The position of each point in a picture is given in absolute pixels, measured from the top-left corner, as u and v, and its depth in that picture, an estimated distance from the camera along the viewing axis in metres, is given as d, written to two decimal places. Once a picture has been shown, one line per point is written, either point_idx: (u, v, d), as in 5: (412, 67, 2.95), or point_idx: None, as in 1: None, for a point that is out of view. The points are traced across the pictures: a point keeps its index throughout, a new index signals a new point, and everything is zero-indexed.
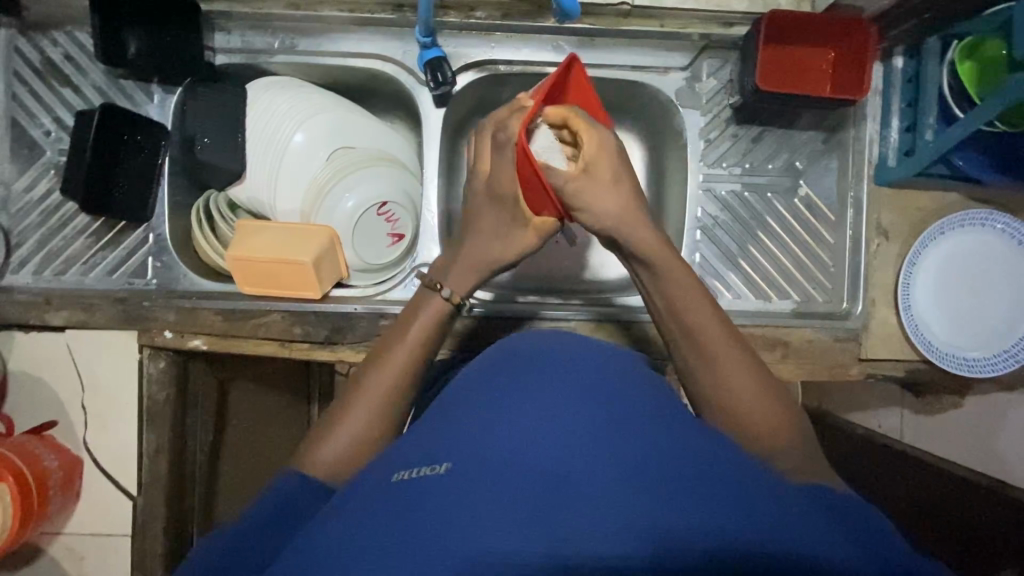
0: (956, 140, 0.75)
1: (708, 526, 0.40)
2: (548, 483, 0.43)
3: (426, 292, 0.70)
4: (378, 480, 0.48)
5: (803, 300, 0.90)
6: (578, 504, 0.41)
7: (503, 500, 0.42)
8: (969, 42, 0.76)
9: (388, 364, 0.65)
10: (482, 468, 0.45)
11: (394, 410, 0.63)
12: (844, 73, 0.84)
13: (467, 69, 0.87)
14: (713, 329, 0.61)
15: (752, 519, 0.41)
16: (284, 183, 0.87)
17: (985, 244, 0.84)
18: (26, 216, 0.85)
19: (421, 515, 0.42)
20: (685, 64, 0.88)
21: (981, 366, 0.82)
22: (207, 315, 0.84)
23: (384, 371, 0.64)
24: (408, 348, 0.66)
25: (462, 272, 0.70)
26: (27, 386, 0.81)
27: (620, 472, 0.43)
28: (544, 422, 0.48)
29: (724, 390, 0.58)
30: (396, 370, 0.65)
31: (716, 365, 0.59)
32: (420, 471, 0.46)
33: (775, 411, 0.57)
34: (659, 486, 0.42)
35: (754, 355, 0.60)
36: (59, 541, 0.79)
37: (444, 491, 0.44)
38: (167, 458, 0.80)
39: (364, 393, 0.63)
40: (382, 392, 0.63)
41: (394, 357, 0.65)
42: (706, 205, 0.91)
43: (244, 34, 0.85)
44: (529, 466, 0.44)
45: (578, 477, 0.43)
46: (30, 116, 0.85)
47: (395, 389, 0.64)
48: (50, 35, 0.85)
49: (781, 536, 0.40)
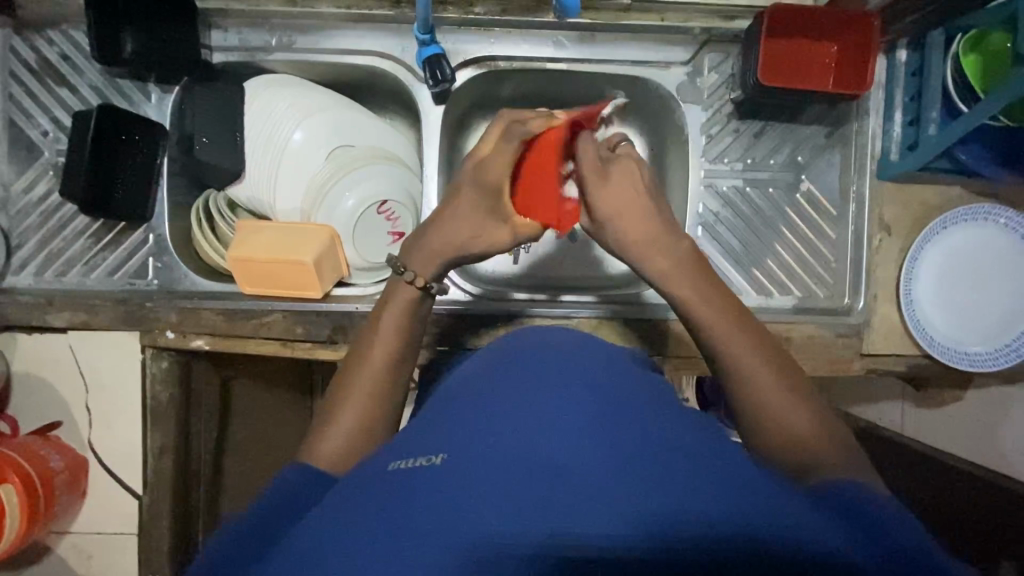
0: (959, 134, 0.74)
1: (699, 508, 0.41)
2: (546, 476, 0.43)
3: (396, 280, 0.72)
4: (376, 472, 0.49)
5: (805, 296, 0.90)
6: (573, 495, 0.42)
7: (497, 491, 0.42)
8: (974, 34, 0.76)
9: (367, 360, 0.67)
10: (480, 461, 0.45)
11: (384, 402, 0.65)
12: (847, 67, 0.82)
13: (466, 65, 0.86)
14: (743, 349, 0.61)
15: (740, 504, 0.41)
16: (284, 183, 0.87)
17: (988, 239, 0.84)
18: (26, 217, 0.85)
19: (413, 509, 0.43)
20: (686, 59, 0.88)
21: (984, 361, 0.82)
22: (207, 315, 0.84)
23: (364, 368, 0.66)
24: (384, 340, 0.68)
25: (427, 252, 0.71)
26: (32, 387, 0.81)
27: (616, 465, 0.43)
28: (544, 416, 0.48)
29: (768, 410, 0.58)
30: (376, 363, 0.66)
31: (756, 389, 0.59)
32: (417, 461, 0.47)
33: (805, 417, 0.57)
34: (657, 478, 0.43)
35: (795, 380, 0.60)
36: (67, 540, 0.81)
37: (444, 484, 0.44)
38: (172, 458, 0.80)
39: (350, 390, 0.65)
40: (368, 387, 0.65)
41: (373, 352, 0.67)
42: (707, 202, 0.91)
43: (241, 31, 0.85)
44: (528, 459, 0.44)
45: (575, 470, 0.43)
46: (27, 116, 0.85)
47: (380, 382, 0.66)
48: (45, 35, 0.84)
49: (785, 532, 0.40)
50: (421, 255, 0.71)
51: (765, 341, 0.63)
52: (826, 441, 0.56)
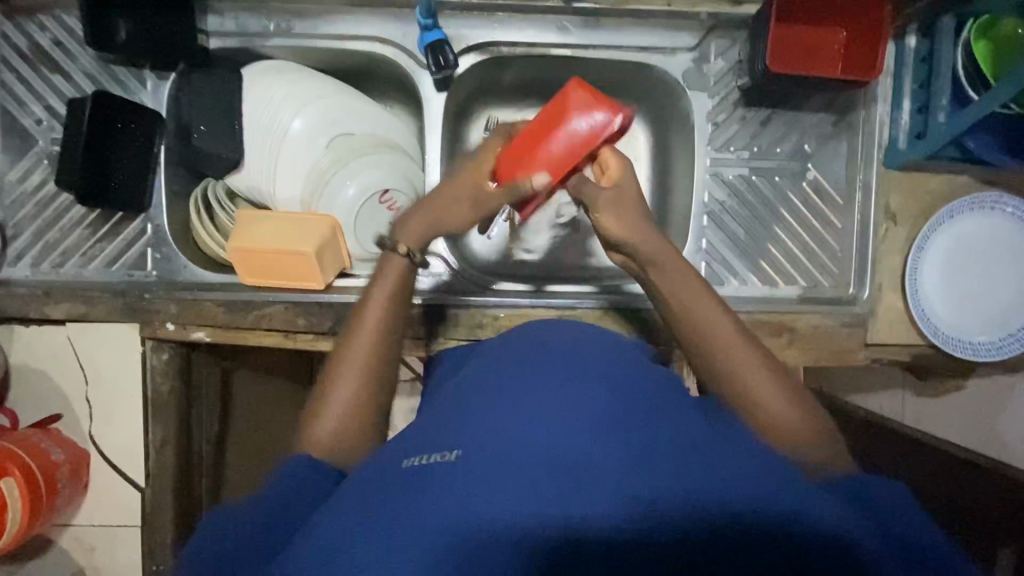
0: (969, 124, 0.73)
1: (717, 499, 0.40)
2: (561, 474, 0.42)
3: (385, 255, 0.70)
4: (385, 468, 0.47)
5: (811, 286, 0.89)
6: (588, 493, 0.41)
7: (514, 486, 0.41)
8: (985, 20, 0.75)
9: (356, 337, 0.65)
10: (493, 455, 0.44)
11: (377, 385, 0.64)
12: (858, 54, 0.81)
13: (468, 51, 0.85)
14: (725, 333, 0.61)
15: (756, 493, 0.41)
16: (283, 173, 0.85)
17: (995, 228, 0.84)
18: (21, 207, 0.84)
19: (428, 506, 0.41)
20: (693, 45, 0.86)
21: (988, 350, 0.83)
22: (208, 307, 0.83)
23: (352, 345, 0.64)
24: (376, 317, 0.66)
25: (412, 227, 0.71)
26: (31, 379, 0.81)
27: (632, 459, 0.43)
28: (557, 408, 0.47)
29: (749, 397, 0.57)
30: (366, 340, 0.64)
31: (737, 375, 0.58)
32: (427, 458, 0.46)
33: (789, 400, 0.57)
34: (672, 472, 0.42)
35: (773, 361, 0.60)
36: (69, 532, 0.80)
37: (455, 481, 0.43)
38: (173, 450, 0.80)
39: (339, 374, 0.63)
40: (359, 372, 0.63)
41: (365, 331, 0.65)
42: (713, 191, 0.90)
43: (238, 16, 0.83)
44: (541, 456, 0.43)
45: (590, 467, 0.42)
46: (20, 104, 0.83)
47: (374, 361, 0.64)
48: (37, 20, 0.82)
49: (805, 523, 0.40)
50: (408, 228, 0.71)
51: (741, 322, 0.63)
52: (813, 430, 0.55)
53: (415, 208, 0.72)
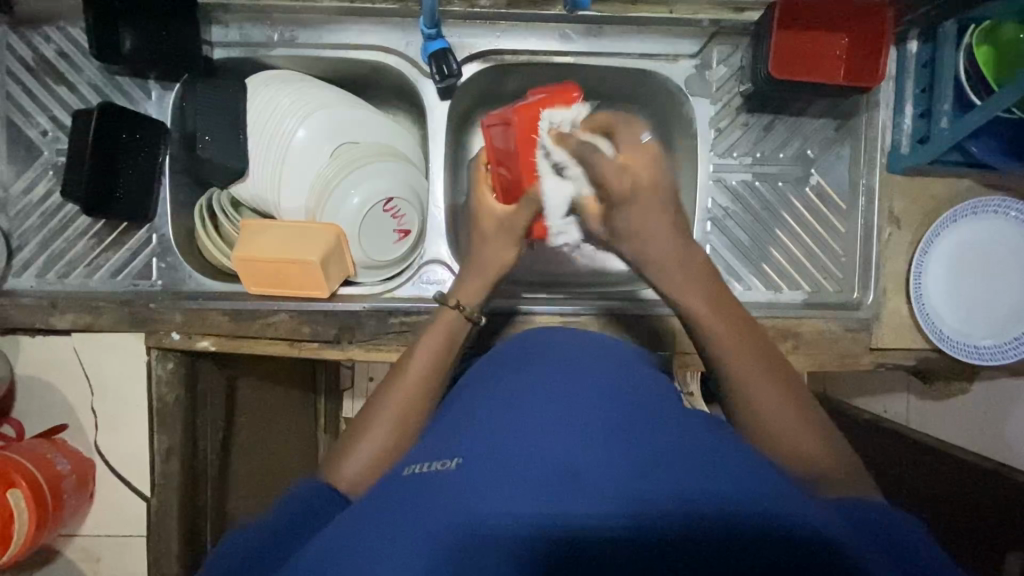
0: (970, 128, 0.73)
1: (715, 504, 0.40)
2: (559, 482, 0.42)
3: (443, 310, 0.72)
4: (390, 478, 0.48)
5: (814, 291, 0.90)
6: (586, 497, 0.41)
7: (510, 492, 0.42)
8: (986, 27, 0.75)
9: (401, 382, 0.66)
10: (491, 464, 0.44)
11: (407, 425, 0.63)
12: (857, 59, 0.81)
13: (470, 60, 0.86)
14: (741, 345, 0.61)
15: (758, 496, 0.41)
16: (287, 182, 0.85)
17: (999, 232, 0.83)
18: (26, 218, 0.84)
19: (429, 510, 0.41)
20: (695, 52, 0.87)
21: (994, 354, 0.81)
22: (214, 316, 0.82)
23: (397, 387, 0.66)
24: (426, 358, 0.67)
25: (470, 286, 0.73)
26: (37, 390, 0.81)
27: (630, 462, 0.43)
28: (554, 417, 0.48)
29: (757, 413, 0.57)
30: (410, 383, 0.66)
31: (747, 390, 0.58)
32: (431, 467, 0.46)
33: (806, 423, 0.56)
34: (671, 474, 0.42)
35: (790, 380, 0.59)
36: (74, 542, 0.80)
37: (455, 486, 0.43)
38: (179, 460, 0.80)
39: (379, 407, 0.64)
40: (399, 404, 0.64)
41: (412, 370, 0.67)
42: (717, 196, 0.91)
43: (242, 26, 0.83)
44: (540, 463, 0.43)
45: (588, 476, 0.42)
46: (25, 116, 0.83)
47: (411, 402, 0.65)
48: (42, 32, 0.82)
49: (805, 521, 0.40)
50: (462, 283, 0.73)
51: (766, 340, 0.62)
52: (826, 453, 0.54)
53: (470, 269, 0.74)
